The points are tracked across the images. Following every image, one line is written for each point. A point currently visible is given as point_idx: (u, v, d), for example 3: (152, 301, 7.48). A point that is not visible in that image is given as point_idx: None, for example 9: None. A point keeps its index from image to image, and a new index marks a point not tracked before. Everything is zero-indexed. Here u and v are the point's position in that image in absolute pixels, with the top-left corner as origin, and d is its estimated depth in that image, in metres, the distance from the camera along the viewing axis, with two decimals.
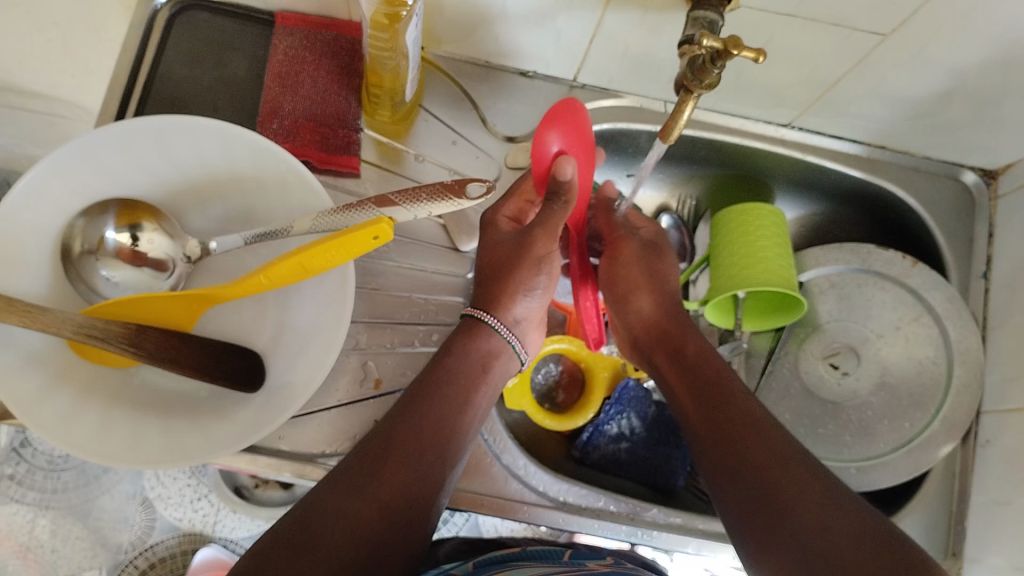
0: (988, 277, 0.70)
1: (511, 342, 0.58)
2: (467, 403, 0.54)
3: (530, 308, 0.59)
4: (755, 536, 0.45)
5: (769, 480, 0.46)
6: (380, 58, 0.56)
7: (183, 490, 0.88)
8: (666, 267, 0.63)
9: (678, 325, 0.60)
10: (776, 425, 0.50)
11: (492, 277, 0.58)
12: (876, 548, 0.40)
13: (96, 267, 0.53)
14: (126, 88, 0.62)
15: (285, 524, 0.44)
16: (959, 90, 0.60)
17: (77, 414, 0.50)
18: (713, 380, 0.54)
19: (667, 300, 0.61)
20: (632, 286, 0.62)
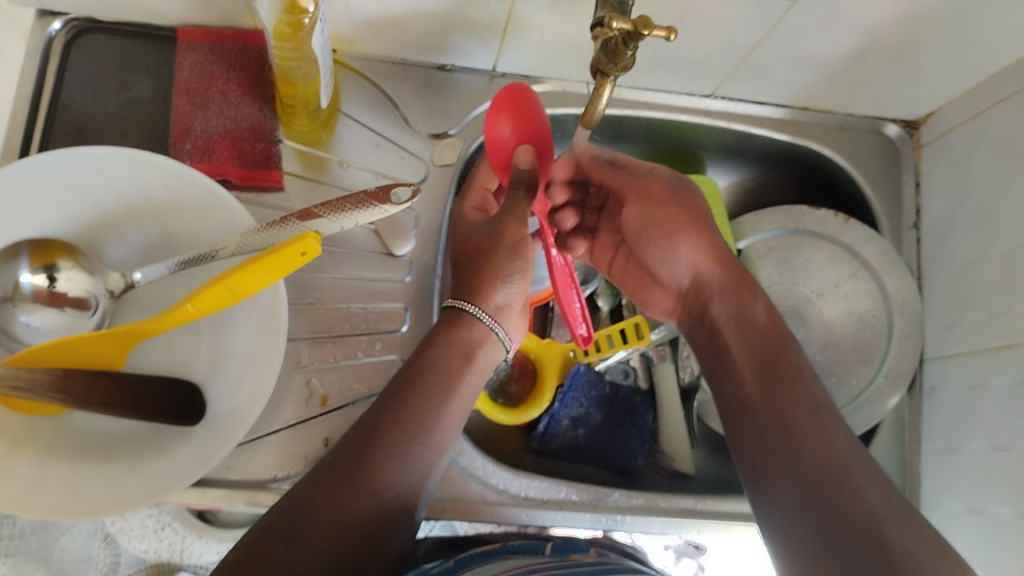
0: (919, 227, 0.71)
1: (494, 330, 0.58)
2: (450, 392, 0.54)
3: (513, 293, 0.59)
4: (788, 509, 0.45)
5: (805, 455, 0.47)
6: (289, 67, 0.54)
7: (144, 521, 0.82)
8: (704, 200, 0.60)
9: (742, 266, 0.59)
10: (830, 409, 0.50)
11: (472, 268, 0.58)
12: (922, 539, 0.42)
13: (14, 313, 0.50)
14: (28, 121, 0.59)
15: (274, 514, 0.45)
16: (874, 47, 0.61)
17: (9, 469, 0.48)
18: (772, 348, 0.54)
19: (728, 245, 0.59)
20: (683, 222, 0.59)
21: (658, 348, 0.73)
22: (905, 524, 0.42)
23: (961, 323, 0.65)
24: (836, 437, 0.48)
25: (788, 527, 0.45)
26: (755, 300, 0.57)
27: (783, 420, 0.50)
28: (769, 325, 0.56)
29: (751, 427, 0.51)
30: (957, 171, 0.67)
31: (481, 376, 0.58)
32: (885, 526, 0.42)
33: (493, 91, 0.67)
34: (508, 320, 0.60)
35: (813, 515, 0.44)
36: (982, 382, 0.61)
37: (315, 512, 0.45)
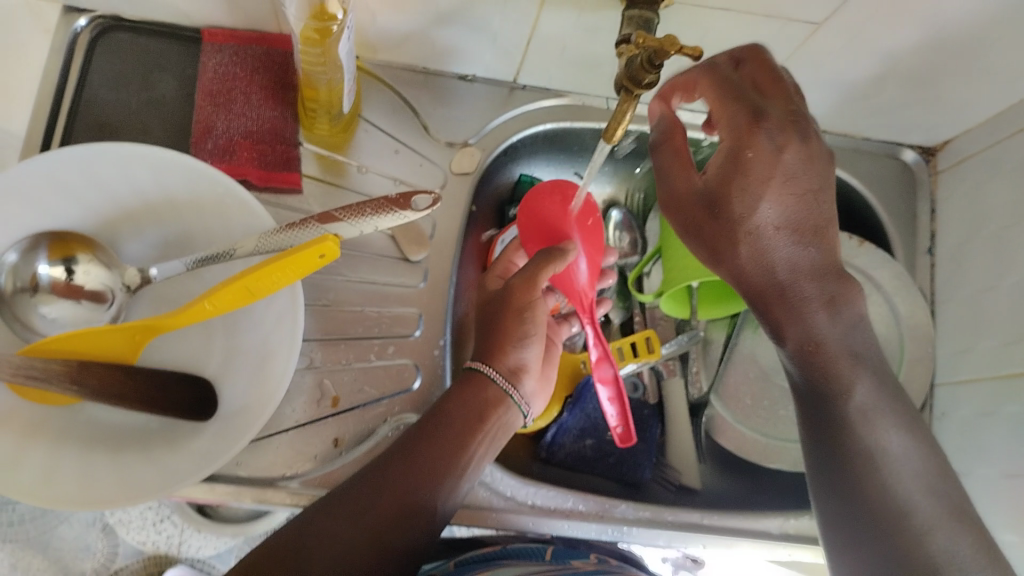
0: (933, 253, 0.71)
1: (511, 393, 0.55)
2: (459, 450, 0.51)
3: (529, 357, 0.56)
4: (845, 529, 0.49)
5: (861, 470, 0.49)
6: (314, 72, 0.55)
7: (144, 513, 0.83)
8: (738, 210, 0.48)
9: (798, 285, 0.50)
10: (896, 445, 0.50)
11: (488, 330, 0.56)
12: (976, 558, 0.45)
13: (32, 305, 0.51)
14: (50, 115, 0.59)
15: (284, 537, 0.46)
16: (893, 72, 0.61)
17: (21, 458, 0.48)
18: (830, 382, 0.51)
19: (798, 259, 0.50)
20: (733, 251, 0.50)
21: (669, 361, 0.73)
22: (963, 542, 0.45)
23: (973, 350, 0.65)
24: (905, 446, 0.50)
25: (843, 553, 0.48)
26: (812, 319, 0.51)
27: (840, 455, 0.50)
28: (799, 356, 0.52)
29: (810, 453, 0.52)
30: (973, 199, 0.67)
31: (496, 439, 0.54)
32: (932, 547, 0.45)
33: (513, 102, 0.68)
34: (525, 382, 0.57)
35: (865, 538, 0.47)
36: (994, 409, 0.61)
37: (321, 545, 0.46)
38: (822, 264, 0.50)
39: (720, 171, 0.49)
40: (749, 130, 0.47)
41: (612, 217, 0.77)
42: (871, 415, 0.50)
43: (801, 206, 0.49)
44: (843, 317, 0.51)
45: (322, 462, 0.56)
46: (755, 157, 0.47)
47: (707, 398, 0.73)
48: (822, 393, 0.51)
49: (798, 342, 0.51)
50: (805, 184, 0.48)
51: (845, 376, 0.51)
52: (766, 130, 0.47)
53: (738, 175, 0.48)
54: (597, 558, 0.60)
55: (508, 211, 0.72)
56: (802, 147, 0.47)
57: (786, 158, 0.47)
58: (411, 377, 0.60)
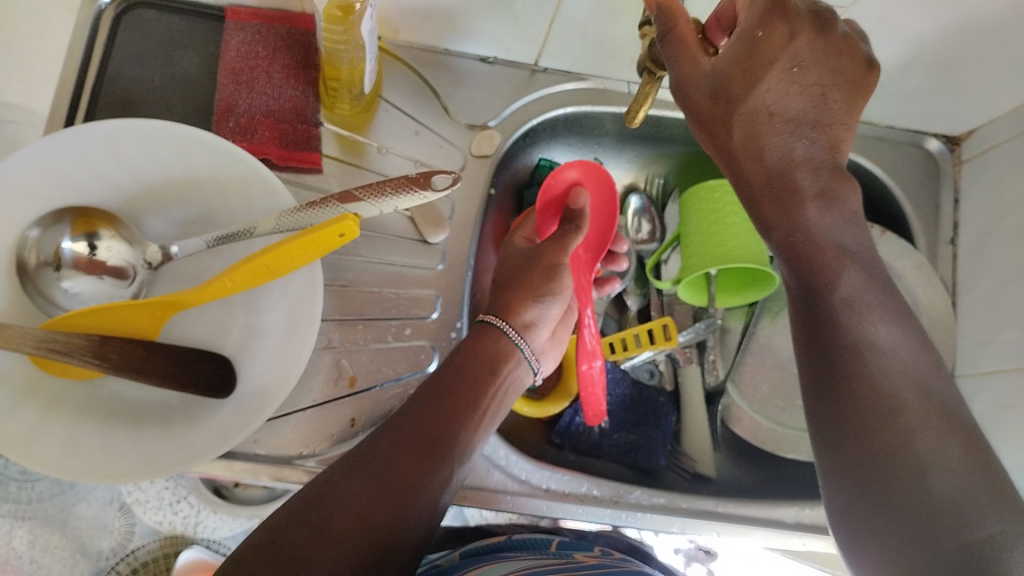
0: (955, 243, 0.70)
1: (520, 345, 0.56)
2: (474, 403, 0.52)
3: (546, 314, 0.58)
4: (830, 433, 0.45)
5: (846, 365, 0.45)
6: (336, 51, 0.55)
7: (160, 493, 0.81)
8: (745, 91, 0.47)
9: (790, 175, 0.48)
10: (891, 339, 0.45)
11: (508, 289, 0.58)
12: (962, 459, 0.40)
13: (54, 279, 0.51)
14: (75, 92, 0.60)
15: (296, 504, 0.45)
16: (917, 59, 0.61)
17: (44, 431, 0.49)
18: (818, 278, 0.47)
19: (798, 148, 0.47)
20: (729, 127, 0.48)
21: (686, 349, 0.72)
22: (950, 444, 0.41)
23: (995, 341, 0.64)
24: (899, 340, 0.45)
25: (826, 459, 0.45)
26: (803, 213, 0.48)
27: (828, 358, 0.46)
28: (786, 249, 0.49)
29: (801, 360, 0.48)
30: (997, 187, 0.66)
31: (506, 393, 0.55)
32: (917, 448, 0.41)
33: (533, 85, 0.68)
34: (536, 337, 0.58)
35: (857, 447, 0.43)
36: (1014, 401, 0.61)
37: (333, 506, 0.45)
38: (819, 155, 0.48)
39: (731, 54, 0.46)
40: (768, 12, 0.45)
41: (630, 204, 0.76)
42: (857, 306, 0.46)
43: (805, 96, 0.47)
44: (835, 211, 0.48)
45: (338, 442, 0.57)
46: (767, 38, 0.45)
47: (723, 387, 0.72)
48: (813, 288, 0.47)
49: (784, 234, 0.49)
50: (813, 75, 0.46)
51: (831, 266, 0.47)
52: (782, 16, 0.45)
53: (750, 56, 0.46)
54: (601, 550, 0.60)
55: (527, 195, 0.72)
56: (817, 38, 0.46)
57: (796, 46, 0.45)
58: (427, 359, 0.60)
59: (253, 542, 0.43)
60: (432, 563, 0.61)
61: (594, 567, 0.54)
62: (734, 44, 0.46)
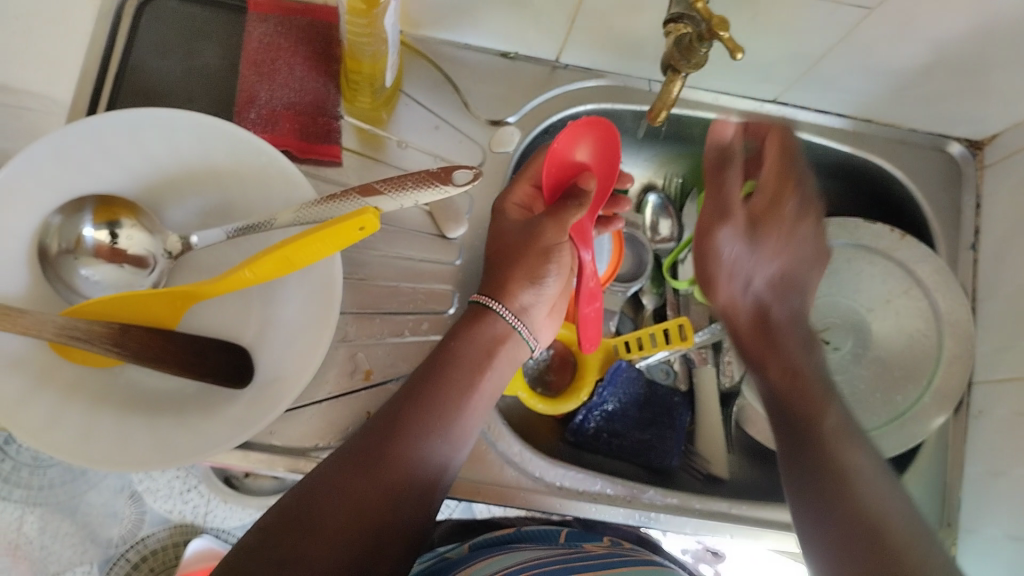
0: (976, 248, 0.70)
1: (517, 328, 0.55)
2: (471, 387, 0.52)
3: (543, 293, 0.56)
4: (817, 526, 0.46)
5: (833, 475, 0.48)
6: (359, 43, 0.55)
7: (171, 482, 0.82)
8: (762, 246, 0.61)
9: (773, 318, 0.61)
10: (870, 460, 0.49)
11: (501, 266, 0.56)
12: (941, 562, 0.42)
13: (75, 266, 0.51)
14: (97, 81, 0.60)
15: (289, 500, 0.45)
16: (942, 60, 0.60)
17: (63, 417, 0.49)
18: (804, 417, 0.53)
19: (764, 295, 0.62)
20: (728, 273, 0.62)
21: (702, 350, 0.71)
22: (927, 547, 0.42)
23: (1015, 348, 0.64)
24: (873, 464, 0.49)
25: (816, 555, 0.45)
26: (789, 352, 0.59)
27: (811, 467, 0.49)
28: (784, 384, 0.57)
29: (784, 476, 0.51)
30: (1020, 192, 0.66)
31: (504, 372, 0.55)
32: (906, 544, 0.42)
33: (554, 82, 0.68)
34: (534, 317, 0.57)
35: (841, 539, 0.44)
36: None
37: (330, 504, 0.45)
38: (796, 314, 0.62)
39: (757, 209, 0.61)
40: (790, 187, 0.61)
41: (650, 202, 0.77)
42: (839, 437, 0.51)
43: (794, 267, 0.62)
44: (812, 355, 0.59)
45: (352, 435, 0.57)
46: (781, 214, 0.61)
47: (739, 389, 0.71)
48: (798, 418, 0.54)
49: (779, 371, 0.58)
50: (801, 254, 0.62)
51: (817, 406, 0.54)
52: (796, 199, 0.61)
53: (768, 218, 0.61)
54: (611, 541, 0.60)
55: None
56: (811, 233, 0.62)
57: (800, 227, 0.62)
58: None
59: (244, 543, 0.44)
60: (439, 556, 0.61)
61: (607, 558, 0.54)
62: (765, 202, 0.61)
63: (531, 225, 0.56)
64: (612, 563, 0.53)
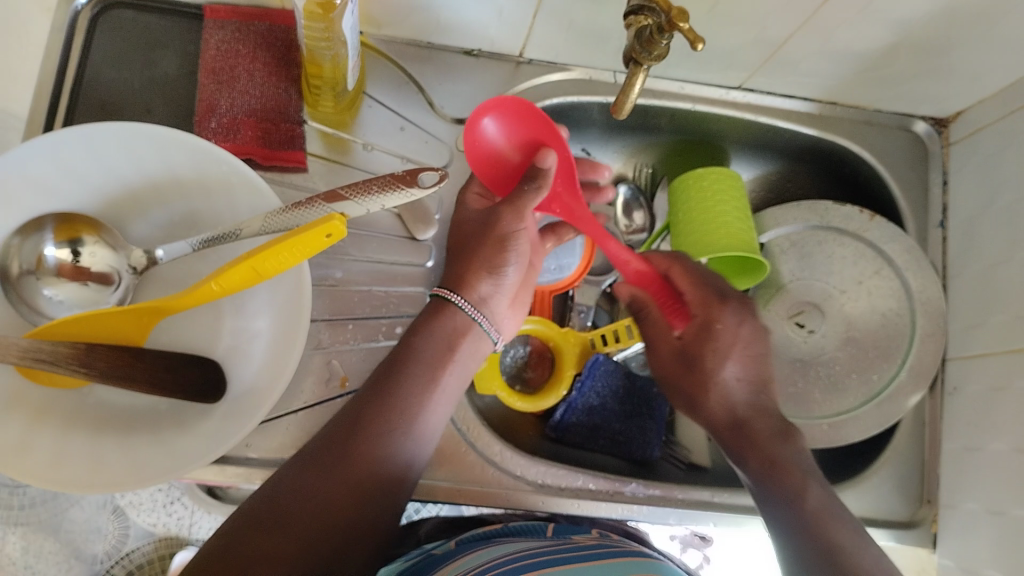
0: (945, 226, 0.70)
1: (478, 320, 0.54)
2: (433, 382, 0.51)
3: (502, 284, 0.55)
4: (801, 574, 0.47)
5: (812, 523, 0.49)
6: (318, 48, 0.54)
7: (154, 495, 0.79)
8: (712, 359, 0.57)
9: (751, 422, 0.55)
10: (833, 499, 0.51)
11: (459, 258, 0.55)
12: None
13: (38, 287, 0.50)
14: (52, 97, 0.59)
15: (250, 504, 0.45)
16: (901, 42, 0.60)
17: (32, 441, 0.48)
18: (776, 458, 0.53)
19: (735, 393, 0.57)
20: (699, 389, 0.58)
21: None
22: None
23: (986, 324, 0.64)
24: (836, 505, 0.50)
25: None
26: (771, 449, 0.53)
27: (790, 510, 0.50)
28: (741, 443, 0.55)
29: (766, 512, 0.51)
30: (985, 169, 0.66)
31: (467, 366, 0.54)
32: None
33: (519, 77, 0.67)
34: (493, 308, 0.55)
35: None
36: (1007, 384, 0.61)
37: (292, 506, 0.45)
38: (763, 406, 0.56)
39: (693, 332, 0.58)
40: (718, 305, 0.56)
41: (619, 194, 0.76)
42: (809, 477, 0.51)
43: (753, 363, 0.57)
44: (794, 443, 0.54)
45: None
46: (721, 327, 0.56)
47: None
48: (768, 456, 0.53)
49: (756, 460, 0.53)
50: (755, 349, 0.57)
51: (781, 443, 0.54)
52: (732, 309, 0.56)
53: (710, 339, 0.57)
54: (600, 533, 0.58)
55: None
56: (756, 327, 0.57)
57: (742, 331, 0.56)
58: None
59: (206, 546, 0.43)
60: (425, 552, 0.60)
61: (590, 548, 0.54)
62: (694, 328, 0.58)
63: (489, 214, 0.54)
64: (595, 555, 0.52)
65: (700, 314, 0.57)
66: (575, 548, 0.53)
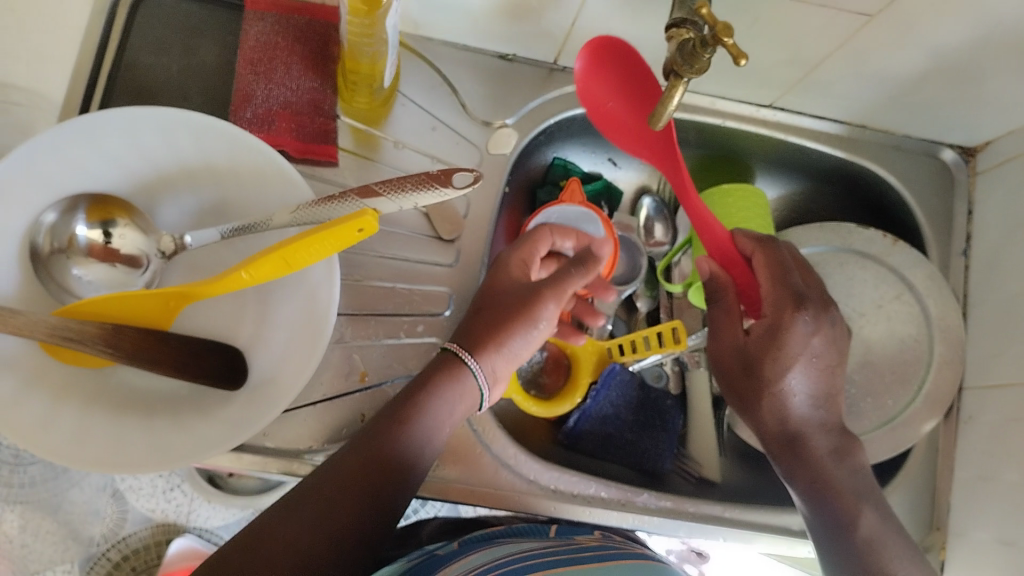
0: (967, 254, 0.70)
1: (482, 390, 0.55)
2: (426, 440, 0.52)
3: (515, 355, 0.57)
4: None
5: (863, 552, 0.54)
6: (359, 44, 0.54)
7: (154, 481, 0.81)
8: (778, 369, 0.56)
9: (807, 437, 0.57)
10: (882, 518, 0.55)
11: (479, 324, 0.56)
12: None
13: (67, 266, 0.50)
14: (89, 78, 0.59)
15: (242, 539, 0.47)
16: (935, 68, 0.60)
17: (54, 418, 0.48)
18: (828, 476, 0.56)
19: (793, 406, 0.57)
20: (757, 396, 0.57)
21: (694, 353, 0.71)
22: None
23: (1005, 354, 0.64)
24: (883, 524, 0.55)
25: None
26: (823, 467, 0.56)
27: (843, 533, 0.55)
28: (795, 458, 0.57)
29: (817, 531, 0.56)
30: (1011, 201, 0.66)
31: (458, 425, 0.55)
32: None
33: (551, 83, 0.67)
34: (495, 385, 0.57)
35: None
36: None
37: (278, 547, 0.46)
38: (821, 421, 0.57)
39: (760, 338, 0.56)
40: (792, 310, 0.55)
41: (645, 205, 0.76)
42: (861, 499, 0.56)
43: (819, 373, 0.57)
44: (846, 462, 0.57)
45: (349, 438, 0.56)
46: (792, 335, 0.55)
47: None
48: (819, 477, 0.56)
49: (809, 482, 0.57)
50: (823, 361, 0.57)
51: (833, 464, 0.57)
52: (804, 317, 0.55)
53: (775, 348, 0.55)
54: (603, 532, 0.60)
55: (539, 194, 0.72)
56: (829, 335, 0.56)
57: (813, 342, 0.55)
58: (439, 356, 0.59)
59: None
60: (428, 552, 0.60)
61: (595, 550, 0.54)
62: (761, 331, 0.56)
63: (529, 286, 0.57)
64: (602, 556, 0.52)
65: (769, 317, 0.56)
66: (579, 549, 0.53)
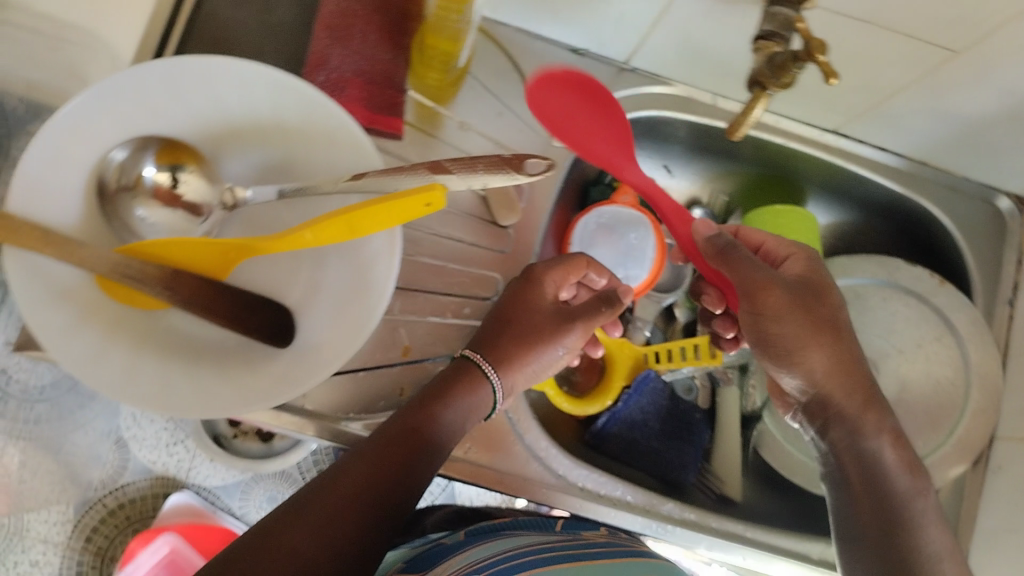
0: (1013, 304, 0.70)
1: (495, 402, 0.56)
2: (433, 458, 0.51)
3: (532, 370, 0.58)
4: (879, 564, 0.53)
5: (901, 515, 0.54)
6: (446, 20, 0.54)
7: (158, 433, 0.85)
8: (830, 305, 0.56)
9: (854, 384, 0.57)
10: (918, 483, 0.55)
11: (502, 336, 0.56)
12: None
13: (131, 205, 0.51)
14: (168, 25, 0.60)
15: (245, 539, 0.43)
16: (1008, 111, 0.60)
17: (103, 354, 0.48)
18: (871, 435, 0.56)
19: (842, 347, 0.56)
20: (816, 332, 0.55)
21: (728, 370, 0.73)
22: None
23: None
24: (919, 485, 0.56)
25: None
26: (867, 418, 0.57)
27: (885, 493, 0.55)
28: (838, 410, 0.57)
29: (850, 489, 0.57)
30: None
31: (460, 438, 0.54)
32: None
33: (619, 83, 0.67)
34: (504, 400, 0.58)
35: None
36: None
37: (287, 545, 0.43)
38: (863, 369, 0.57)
39: (803, 273, 0.57)
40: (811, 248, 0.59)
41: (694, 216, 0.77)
42: (900, 464, 0.56)
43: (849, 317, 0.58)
44: (886, 418, 0.57)
45: (386, 409, 0.57)
46: (824, 272, 0.57)
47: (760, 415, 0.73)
48: (864, 435, 0.56)
49: (855, 438, 0.56)
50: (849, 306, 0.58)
51: (878, 423, 0.56)
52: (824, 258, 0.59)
53: (823, 283, 0.57)
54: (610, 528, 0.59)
55: (593, 193, 0.73)
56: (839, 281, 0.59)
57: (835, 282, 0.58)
58: None
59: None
60: (434, 541, 0.60)
61: (604, 547, 0.53)
62: (804, 267, 0.57)
63: (557, 313, 0.58)
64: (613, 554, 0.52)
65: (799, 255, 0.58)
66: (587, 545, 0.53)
